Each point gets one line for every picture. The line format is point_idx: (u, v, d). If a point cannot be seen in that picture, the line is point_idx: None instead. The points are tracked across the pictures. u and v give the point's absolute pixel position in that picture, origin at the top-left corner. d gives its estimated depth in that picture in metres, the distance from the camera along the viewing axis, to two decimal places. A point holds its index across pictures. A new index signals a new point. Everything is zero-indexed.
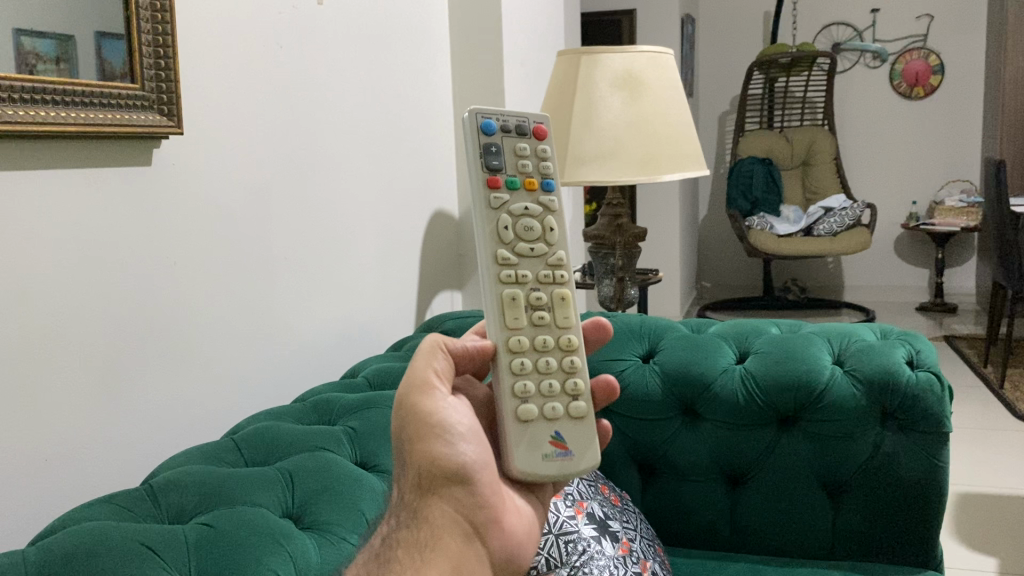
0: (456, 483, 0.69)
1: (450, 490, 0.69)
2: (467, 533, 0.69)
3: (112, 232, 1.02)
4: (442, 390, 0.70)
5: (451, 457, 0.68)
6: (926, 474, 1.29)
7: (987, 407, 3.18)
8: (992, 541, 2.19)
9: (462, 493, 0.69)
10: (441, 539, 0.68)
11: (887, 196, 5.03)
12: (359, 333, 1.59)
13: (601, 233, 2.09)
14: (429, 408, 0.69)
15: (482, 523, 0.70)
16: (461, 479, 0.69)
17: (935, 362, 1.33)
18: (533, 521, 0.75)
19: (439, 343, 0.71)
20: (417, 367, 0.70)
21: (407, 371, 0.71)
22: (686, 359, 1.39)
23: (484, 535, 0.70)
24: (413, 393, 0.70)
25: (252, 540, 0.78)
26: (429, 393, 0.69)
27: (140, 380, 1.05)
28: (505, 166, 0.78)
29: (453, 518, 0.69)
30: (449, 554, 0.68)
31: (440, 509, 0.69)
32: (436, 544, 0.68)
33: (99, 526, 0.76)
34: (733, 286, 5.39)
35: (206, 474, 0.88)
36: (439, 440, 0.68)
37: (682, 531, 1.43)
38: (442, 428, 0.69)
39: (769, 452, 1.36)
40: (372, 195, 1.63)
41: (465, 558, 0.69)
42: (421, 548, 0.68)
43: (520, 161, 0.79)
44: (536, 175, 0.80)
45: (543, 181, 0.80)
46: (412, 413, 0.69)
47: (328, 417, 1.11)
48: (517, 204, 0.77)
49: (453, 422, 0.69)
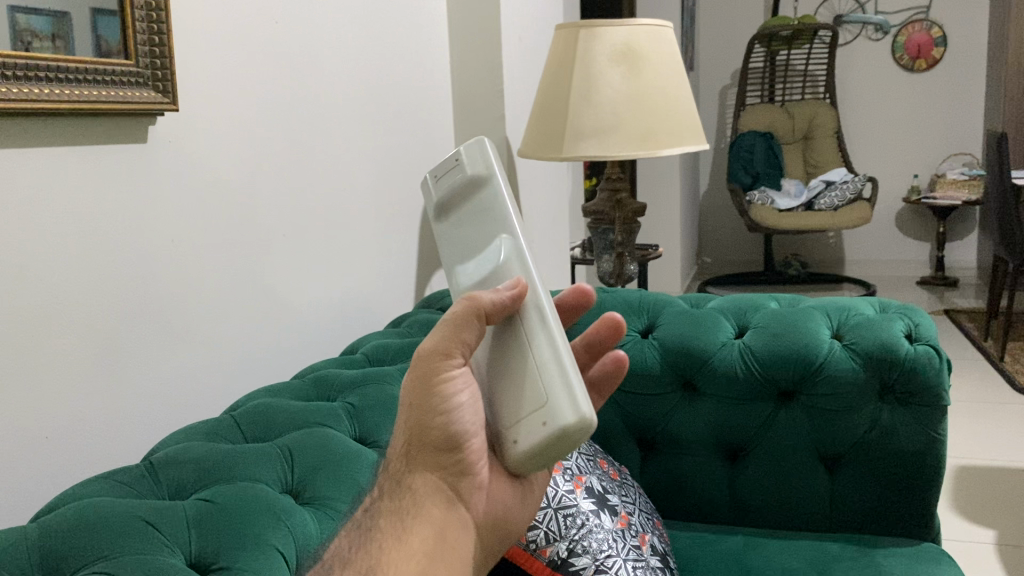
0: (445, 452, 0.68)
1: (439, 459, 0.69)
2: (450, 499, 0.69)
3: (109, 209, 1.01)
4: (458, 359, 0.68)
5: (446, 426, 0.68)
6: (924, 447, 1.29)
7: (987, 380, 3.20)
8: (989, 512, 2.21)
9: (449, 458, 0.69)
10: (423, 507, 0.68)
11: (888, 170, 5.02)
12: (359, 309, 1.60)
13: (600, 209, 2.08)
14: (442, 375, 0.67)
15: (465, 489, 0.70)
16: (451, 447, 0.68)
17: (935, 335, 1.33)
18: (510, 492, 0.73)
19: (476, 310, 0.65)
20: (444, 332, 0.66)
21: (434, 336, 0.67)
22: (685, 333, 1.40)
23: (467, 501, 0.70)
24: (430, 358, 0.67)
25: (252, 515, 0.79)
26: (446, 361, 0.67)
27: (140, 357, 1.06)
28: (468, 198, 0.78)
29: (437, 486, 0.69)
30: (431, 519, 0.67)
31: (423, 477, 0.69)
32: (418, 511, 0.67)
33: (100, 503, 0.76)
34: (733, 261, 5.40)
35: (205, 451, 0.88)
36: (438, 410, 0.67)
37: (682, 503, 1.44)
38: (443, 396, 0.67)
39: (768, 425, 1.37)
40: (371, 171, 1.63)
41: (451, 525, 0.68)
42: (403, 515, 0.68)
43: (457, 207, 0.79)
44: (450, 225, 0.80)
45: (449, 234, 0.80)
46: (421, 376, 0.67)
47: (328, 393, 1.11)
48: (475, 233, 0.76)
49: (454, 392, 0.68)
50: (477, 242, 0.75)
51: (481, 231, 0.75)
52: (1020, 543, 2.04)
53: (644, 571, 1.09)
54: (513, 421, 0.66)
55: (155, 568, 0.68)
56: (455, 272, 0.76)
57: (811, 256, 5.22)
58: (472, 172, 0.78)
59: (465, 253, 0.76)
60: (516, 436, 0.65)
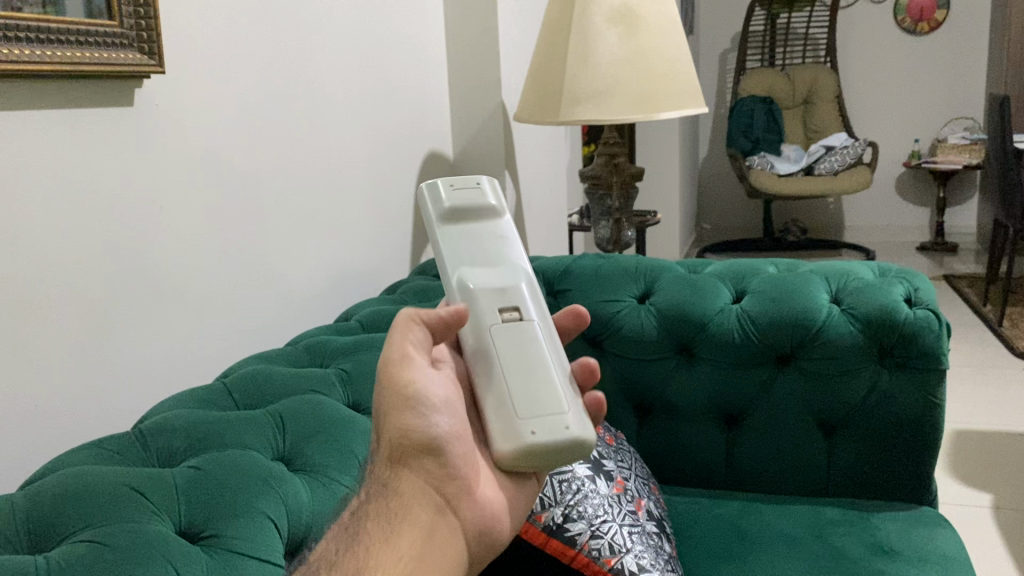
0: (427, 455, 0.66)
1: (422, 463, 0.66)
2: (438, 506, 0.66)
3: (97, 174, 1.00)
4: (420, 360, 0.66)
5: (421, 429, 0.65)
6: (922, 410, 1.28)
7: (986, 346, 3.19)
8: (988, 477, 2.21)
9: (433, 463, 0.66)
10: (410, 511, 0.65)
11: (889, 135, 4.97)
12: (354, 277, 1.59)
13: (597, 174, 2.06)
14: (404, 382, 0.65)
15: (454, 496, 0.66)
16: (433, 451, 0.65)
17: (935, 299, 1.31)
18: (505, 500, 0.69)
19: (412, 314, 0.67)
20: (393, 341, 0.66)
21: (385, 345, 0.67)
22: (682, 297, 1.39)
23: (457, 507, 0.66)
24: (396, 362, 0.66)
25: (243, 483, 0.78)
26: (406, 364, 0.66)
27: (131, 325, 1.04)
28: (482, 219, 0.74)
29: (423, 491, 0.66)
30: (418, 525, 0.64)
31: (409, 481, 0.66)
32: (404, 516, 0.65)
33: (88, 472, 0.75)
34: (732, 228, 5.38)
35: (196, 418, 0.87)
36: (412, 413, 0.65)
37: (680, 469, 1.43)
38: (413, 399, 0.65)
39: (766, 390, 1.36)
40: (365, 137, 1.60)
41: (439, 531, 0.65)
42: (389, 519, 0.65)
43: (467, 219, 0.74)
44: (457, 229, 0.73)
45: (453, 238, 0.72)
46: (389, 380, 0.66)
47: (320, 360, 1.10)
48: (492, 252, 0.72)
49: (425, 394, 0.65)
50: (495, 255, 0.71)
51: (497, 250, 0.72)
52: (1018, 508, 2.04)
53: (640, 536, 1.08)
54: (534, 411, 0.61)
55: (143, 537, 0.67)
56: (466, 275, 0.68)
57: (811, 222, 5.19)
58: (493, 203, 0.75)
59: (475, 262, 0.70)
60: (534, 427, 0.60)
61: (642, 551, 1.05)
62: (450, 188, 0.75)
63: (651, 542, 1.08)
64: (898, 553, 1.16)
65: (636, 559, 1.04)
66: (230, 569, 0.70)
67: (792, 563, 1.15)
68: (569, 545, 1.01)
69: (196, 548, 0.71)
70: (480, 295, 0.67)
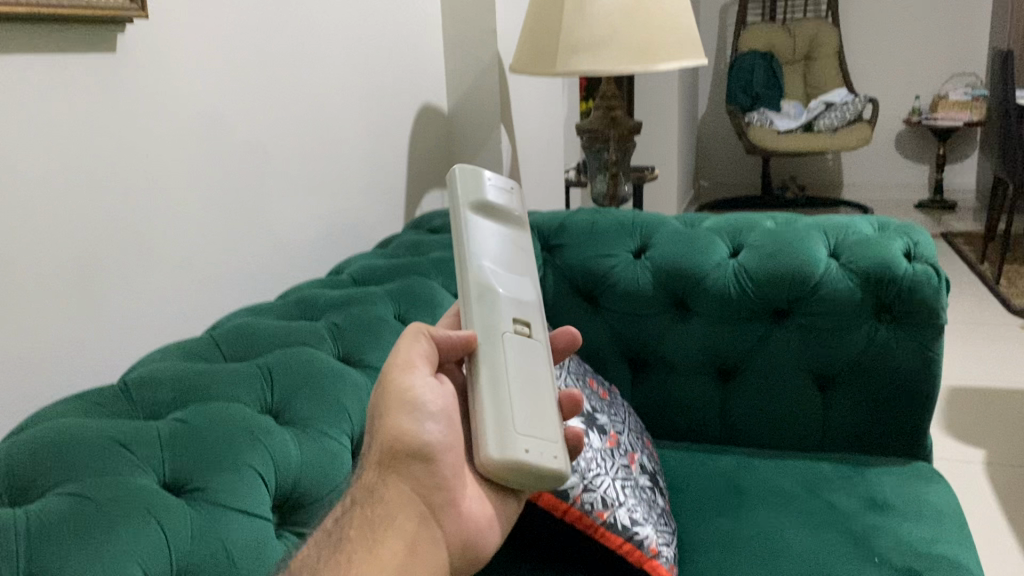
0: (417, 460, 0.66)
1: (411, 469, 0.66)
2: (423, 514, 0.66)
3: (78, 122, 0.97)
4: (424, 370, 0.68)
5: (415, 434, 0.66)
6: (919, 365, 1.27)
7: (982, 303, 3.18)
8: (982, 433, 2.21)
9: (421, 469, 0.66)
10: (395, 517, 0.65)
11: (890, 91, 4.91)
12: (347, 231, 1.56)
13: (594, 127, 2.02)
14: (404, 385, 0.67)
15: (438, 506, 0.67)
16: (424, 457, 0.66)
17: (935, 253, 1.30)
18: (489, 517, 0.70)
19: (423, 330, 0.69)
20: (399, 350, 0.69)
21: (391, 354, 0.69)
22: (679, 252, 1.37)
23: (440, 517, 0.67)
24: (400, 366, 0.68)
25: (230, 436, 0.77)
26: (409, 371, 0.67)
27: (118, 277, 1.02)
28: (511, 237, 0.77)
29: (410, 498, 0.66)
30: (404, 533, 0.65)
31: (397, 487, 0.66)
32: (390, 523, 0.65)
33: (70, 425, 0.73)
34: (731, 185, 5.34)
35: (183, 371, 0.86)
36: (406, 412, 0.66)
37: (674, 424, 1.43)
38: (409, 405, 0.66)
39: (762, 345, 1.35)
40: (357, 88, 1.57)
41: (423, 540, 0.65)
42: (374, 525, 0.64)
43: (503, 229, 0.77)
44: (491, 229, 0.75)
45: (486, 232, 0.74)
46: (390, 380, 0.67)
47: (310, 314, 1.08)
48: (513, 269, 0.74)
49: (422, 399, 0.67)
50: (517, 273, 0.74)
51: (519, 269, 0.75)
52: (1011, 463, 2.05)
53: (633, 489, 1.07)
54: (531, 430, 0.61)
55: (126, 492, 0.66)
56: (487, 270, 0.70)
57: (810, 179, 5.16)
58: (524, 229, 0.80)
59: (500, 266, 0.72)
60: (528, 445, 0.60)
61: (635, 505, 1.05)
62: (490, 188, 0.78)
63: (645, 496, 1.08)
64: (892, 508, 1.16)
65: (629, 512, 1.04)
66: (215, 523, 0.69)
67: (786, 517, 1.14)
68: (562, 498, 1.00)
69: (182, 502, 0.70)
70: (501, 304, 0.69)
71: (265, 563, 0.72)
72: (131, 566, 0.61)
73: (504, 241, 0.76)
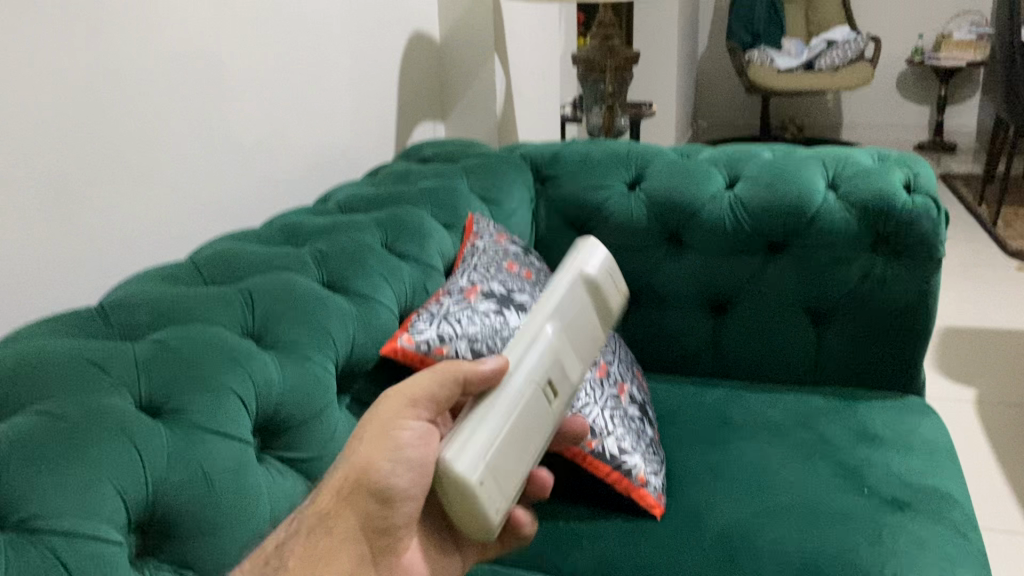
0: (376, 498, 0.66)
1: (367, 507, 0.66)
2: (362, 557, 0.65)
3: (50, 35, 0.92)
4: (422, 414, 0.70)
5: (385, 476, 0.66)
6: (915, 298, 1.25)
7: (979, 245, 3.15)
8: (972, 372, 2.21)
9: (377, 509, 0.66)
10: (337, 554, 0.63)
11: (894, 28, 4.82)
12: (335, 160, 1.53)
13: (590, 57, 1.97)
14: (396, 423, 0.68)
15: (380, 550, 0.68)
16: (383, 497, 0.66)
17: (934, 185, 1.27)
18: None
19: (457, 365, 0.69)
20: (425, 382, 0.70)
21: (404, 385, 0.71)
22: (674, 183, 1.34)
23: (377, 560, 0.67)
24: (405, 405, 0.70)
25: (208, 358, 0.75)
26: (406, 411, 0.69)
27: (95, 199, 0.99)
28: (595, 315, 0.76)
29: (356, 537, 0.65)
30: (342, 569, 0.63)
31: (347, 522, 0.65)
32: (331, 555, 0.62)
33: (43, 346, 0.71)
34: (728, 125, 5.27)
35: (161, 293, 0.84)
36: (386, 453, 0.67)
37: (666, 358, 1.41)
38: (392, 443, 0.67)
39: (756, 278, 1.33)
40: (345, 12, 1.51)
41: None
42: (316, 557, 0.62)
43: (594, 303, 0.76)
44: (583, 296, 0.75)
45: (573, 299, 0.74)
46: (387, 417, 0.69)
47: (294, 241, 1.05)
48: (581, 348, 0.73)
49: (403, 442, 0.68)
50: (578, 346, 0.72)
51: (584, 345, 0.73)
52: (1003, 402, 2.05)
53: (622, 419, 1.06)
54: (494, 470, 0.59)
55: (100, 412, 0.65)
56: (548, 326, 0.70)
57: (808, 119, 5.09)
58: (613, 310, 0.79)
59: (567, 327, 0.71)
60: (484, 476, 0.58)
61: (622, 434, 1.04)
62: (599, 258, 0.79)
63: (633, 426, 1.07)
64: (882, 440, 1.15)
65: (618, 441, 1.03)
66: (194, 443, 0.69)
67: (775, 449, 1.14)
68: None
69: (159, 423, 0.68)
70: (543, 357, 0.68)
71: (244, 483, 0.72)
72: (103, 486, 0.60)
73: (588, 315, 0.75)
